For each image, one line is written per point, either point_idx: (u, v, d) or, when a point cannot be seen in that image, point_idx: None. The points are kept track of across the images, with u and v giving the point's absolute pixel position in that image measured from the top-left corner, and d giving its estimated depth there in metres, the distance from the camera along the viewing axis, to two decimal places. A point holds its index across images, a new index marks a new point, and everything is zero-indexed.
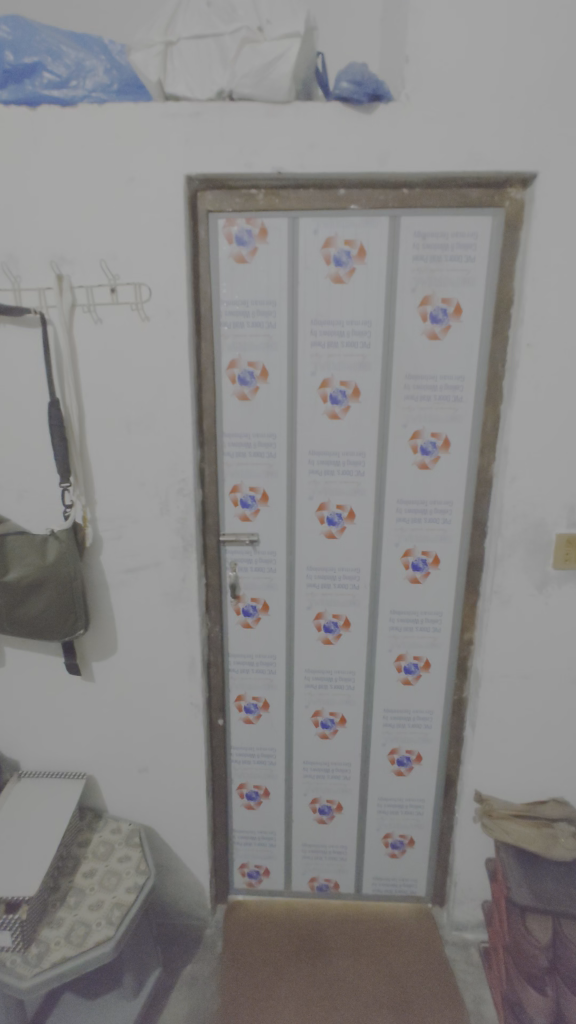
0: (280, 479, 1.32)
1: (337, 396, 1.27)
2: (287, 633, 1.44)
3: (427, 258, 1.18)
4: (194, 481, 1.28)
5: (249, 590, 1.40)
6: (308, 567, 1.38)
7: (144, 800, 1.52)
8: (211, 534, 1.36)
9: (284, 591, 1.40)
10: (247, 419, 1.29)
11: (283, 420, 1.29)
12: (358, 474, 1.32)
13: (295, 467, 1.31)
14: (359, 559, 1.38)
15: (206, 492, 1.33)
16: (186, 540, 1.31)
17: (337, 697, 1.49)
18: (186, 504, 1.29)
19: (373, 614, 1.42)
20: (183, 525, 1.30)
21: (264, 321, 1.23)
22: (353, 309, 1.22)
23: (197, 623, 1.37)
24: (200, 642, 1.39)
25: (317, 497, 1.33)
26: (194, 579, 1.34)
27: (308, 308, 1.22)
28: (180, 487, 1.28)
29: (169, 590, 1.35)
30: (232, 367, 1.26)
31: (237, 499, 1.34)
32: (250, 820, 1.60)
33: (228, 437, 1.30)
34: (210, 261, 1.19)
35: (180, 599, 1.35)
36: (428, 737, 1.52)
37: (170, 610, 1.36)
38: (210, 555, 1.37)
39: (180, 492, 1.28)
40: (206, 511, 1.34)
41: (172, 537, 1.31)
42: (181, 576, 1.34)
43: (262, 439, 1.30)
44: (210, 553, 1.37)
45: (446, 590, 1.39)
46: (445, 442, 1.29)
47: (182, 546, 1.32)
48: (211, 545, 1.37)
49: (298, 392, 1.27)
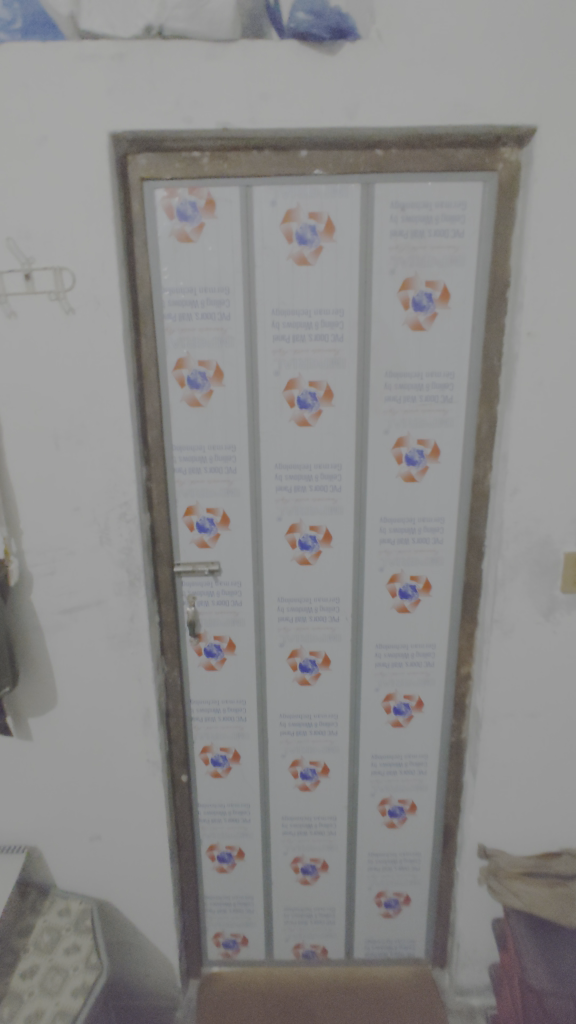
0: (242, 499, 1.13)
1: (307, 400, 1.07)
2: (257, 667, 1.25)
3: (407, 234, 0.99)
4: (139, 504, 1.08)
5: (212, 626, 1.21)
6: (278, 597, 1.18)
7: (98, 869, 1.32)
8: (163, 564, 1.16)
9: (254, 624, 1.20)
10: (201, 428, 1.09)
11: (243, 429, 1.09)
12: (333, 490, 1.13)
13: (260, 484, 1.12)
14: (338, 588, 1.19)
15: (155, 516, 1.13)
16: (133, 573, 1.11)
17: (318, 745, 1.29)
18: (131, 531, 1.08)
19: (356, 650, 1.23)
20: (128, 556, 1.10)
21: (215, 313, 1.03)
22: (321, 295, 1.02)
23: (150, 669, 1.17)
24: (155, 690, 1.19)
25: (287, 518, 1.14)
26: (145, 619, 1.13)
27: (267, 296, 1.02)
28: (123, 512, 1.07)
29: (115, 633, 1.14)
30: (180, 367, 1.06)
31: (193, 522, 1.14)
32: (223, 884, 1.40)
33: (179, 451, 1.10)
34: (148, 241, 0.99)
35: (129, 642, 1.15)
36: (423, 784, 1.33)
37: (117, 655, 1.16)
38: (163, 589, 1.17)
39: (123, 518, 1.08)
40: (156, 538, 1.14)
41: (117, 571, 1.11)
42: (129, 616, 1.13)
43: (219, 452, 1.10)
44: (162, 587, 1.17)
45: (439, 619, 1.21)
46: (434, 450, 1.11)
47: (128, 580, 1.11)
48: (163, 577, 1.16)
49: (260, 396, 1.07)
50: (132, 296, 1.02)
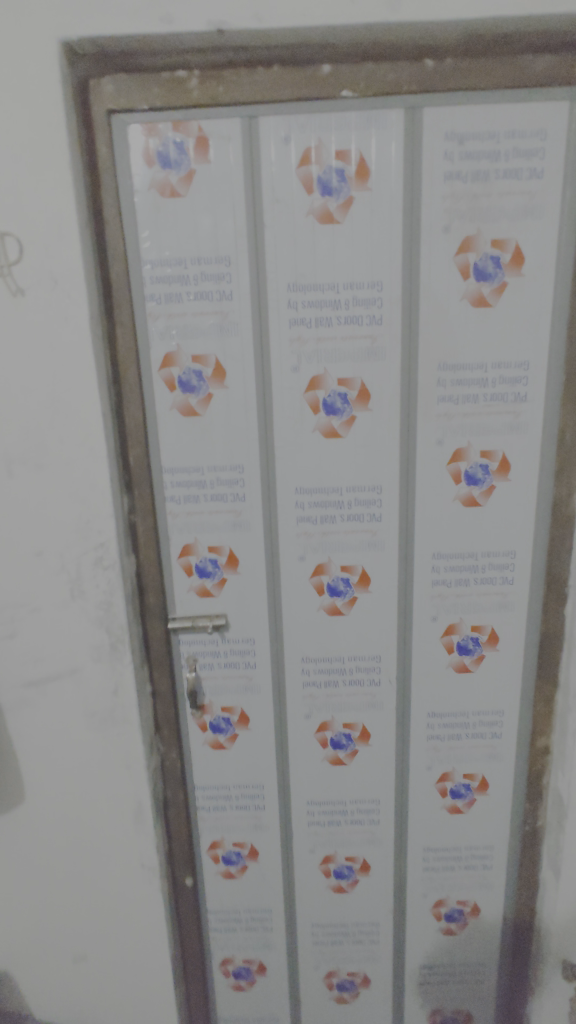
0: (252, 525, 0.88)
1: (335, 403, 0.82)
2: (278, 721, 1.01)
3: (467, 176, 0.74)
4: (119, 545, 0.83)
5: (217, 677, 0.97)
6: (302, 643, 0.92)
7: (85, 997, 1.05)
8: (154, 619, 0.90)
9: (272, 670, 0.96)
10: (197, 444, 0.84)
11: (253, 443, 0.83)
12: (371, 520, 0.87)
13: (276, 514, 0.86)
14: (379, 644, 0.92)
15: (142, 559, 0.87)
16: (114, 636, 0.85)
17: (355, 837, 1.03)
18: (110, 581, 0.83)
19: (403, 719, 0.97)
20: (107, 613, 0.84)
21: (212, 293, 0.78)
22: (352, 264, 0.77)
23: (141, 754, 0.91)
24: (148, 780, 0.93)
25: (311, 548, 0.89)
26: (132, 692, 0.87)
27: (279, 268, 0.77)
28: (99, 556, 0.82)
29: (94, 711, 0.88)
30: (167, 367, 0.81)
31: (191, 566, 0.88)
32: (241, 1005, 1.13)
33: (170, 475, 0.85)
34: (120, 198, 0.75)
35: (112, 722, 0.89)
36: (488, 882, 1.06)
37: (98, 740, 0.90)
38: (155, 650, 0.91)
39: (99, 564, 0.82)
40: (144, 587, 0.88)
41: (94, 633, 0.85)
42: (112, 690, 0.87)
43: (223, 475, 0.85)
44: (154, 649, 0.91)
45: (509, 679, 0.94)
46: (503, 466, 0.85)
47: (108, 645, 0.85)
48: (155, 637, 0.91)
49: (273, 400, 0.82)
50: (102, 273, 0.77)
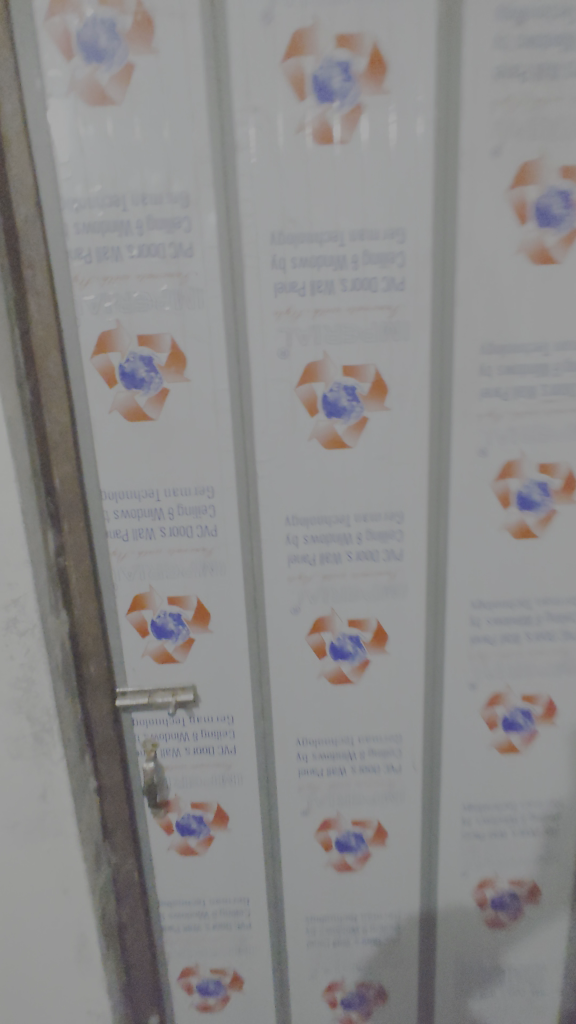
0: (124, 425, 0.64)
1: (339, 401, 0.59)
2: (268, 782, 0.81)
3: (526, 74, 0.52)
4: (42, 603, 0.59)
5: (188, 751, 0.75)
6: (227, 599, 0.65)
7: None
8: (96, 695, 0.67)
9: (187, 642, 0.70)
10: (150, 458, 0.60)
11: (226, 458, 0.60)
12: (390, 559, 0.64)
13: (260, 552, 0.63)
14: (399, 721, 0.70)
15: (77, 618, 0.64)
16: (39, 726, 0.61)
17: (368, 958, 0.80)
18: (29, 653, 0.59)
19: (430, 813, 0.74)
20: (27, 696, 0.60)
21: (164, 247, 0.55)
22: (362, 204, 0.54)
23: (83, 876, 0.67)
24: (93, 910, 0.69)
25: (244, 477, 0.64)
26: (66, 797, 0.64)
27: (259, 209, 0.54)
28: (10, 621, 0.58)
29: (15, 826, 0.64)
30: (104, 354, 0.58)
31: (146, 623, 0.65)
32: None
33: (114, 502, 0.62)
34: (26, 107, 0.52)
35: (41, 839, 0.65)
36: (536, 1008, 0.83)
37: (22, 863, 0.66)
38: (101, 734, 0.68)
39: (11, 630, 0.58)
40: (81, 653, 0.65)
41: (8, 724, 0.61)
42: (38, 797, 0.64)
43: (186, 501, 0.62)
44: (98, 734, 0.68)
45: (569, 761, 0.72)
46: (568, 485, 0.62)
47: (32, 739, 0.61)
48: (98, 717, 0.67)
49: (253, 398, 0.59)
50: (3, 215, 0.53)
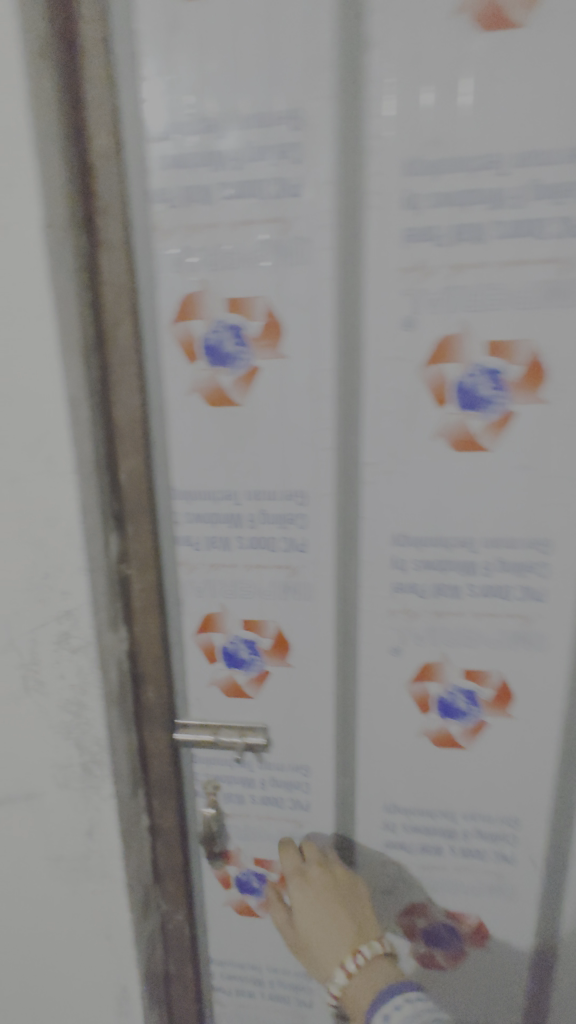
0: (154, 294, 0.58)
1: (478, 388, 0.44)
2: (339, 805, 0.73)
3: None
4: (97, 617, 0.50)
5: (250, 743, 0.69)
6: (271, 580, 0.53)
7: None
8: (154, 727, 0.57)
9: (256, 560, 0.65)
10: (230, 453, 0.50)
11: (324, 455, 0.48)
12: (528, 599, 0.49)
13: (357, 575, 0.51)
14: (519, 801, 0.55)
15: (137, 635, 0.55)
16: (88, 755, 0.53)
17: None
18: (81, 675, 0.51)
19: (550, 921, 0.58)
20: (77, 722, 0.52)
21: (265, 185, 0.43)
22: (535, 116, 0.39)
23: (127, 930, 0.58)
24: (136, 969, 0.60)
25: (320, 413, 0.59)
26: (113, 841, 0.55)
27: (392, 128, 0.41)
28: (63, 634, 0.50)
29: (59, 860, 0.57)
30: (185, 323, 0.47)
31: (215, 648, 0.55)
32: None
33: (186, 502, 0.52)
34: (109, 12, 0.42)
35: (85, 880, 0.57)
36: None
37: (63, 902, 0.58)
38: (156, 771, 0.59)
39: (62, 645, 0.50)
40: (139, 677, 0.56)
41: (55, 748, 0.53)
42: (81, 836, 0.56)
43: (271, 507, 0.50)
44: (154, 768, 0.59)
45: None
46: None
47: (80, 769, 0.53)
48: (153, 751, 0.58)
49: (364, 380, 0.46)
50: (77, 151, 0.44)
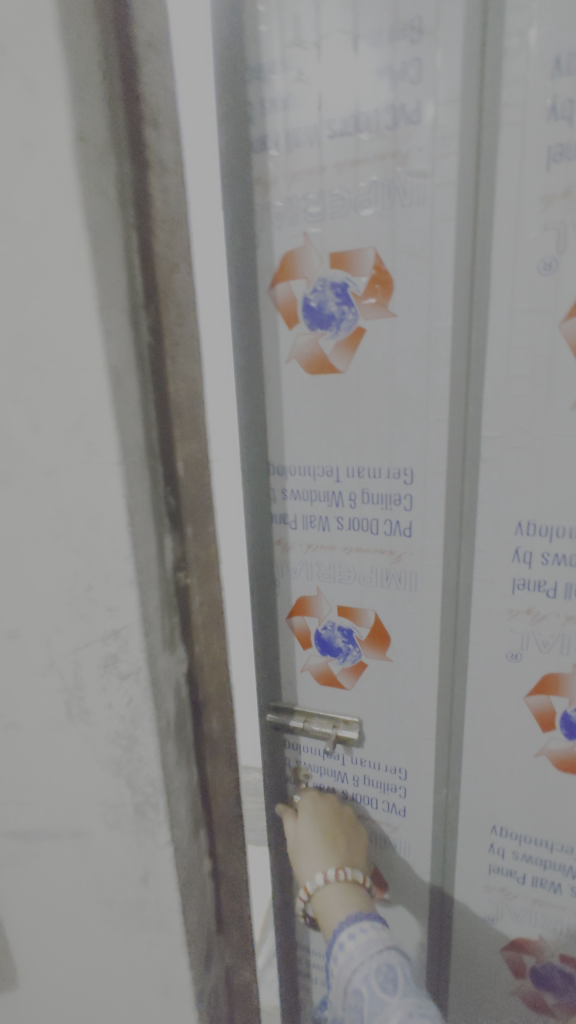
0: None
1: None
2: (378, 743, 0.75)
3: None
4: (151, 638, 0.38)
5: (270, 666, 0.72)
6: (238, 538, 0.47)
7: None
8: (214, 756, 0.47)
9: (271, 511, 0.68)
10: (325, 420, 0.42)
11: (437, 428, 0.40)
12: None
13: (470, 569, 0.43)
14: None
15: (198, 656, 0.44)
16: (142, 803, 0.42)
17: None
18: (132, 707, 0.39)
19: None
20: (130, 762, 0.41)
21: (376, 111, 0.36)
22: None
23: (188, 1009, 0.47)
24: None
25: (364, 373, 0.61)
26: (171, 905, 0.44)
27: (540, 30, 0.33)
28: (110, 661, 0.38)
29: (108, 909, 0.46)
30: (280, 275, 0.41)
31: (310, 637, 0.49)
32: None
33: (281, 479, 0.45)
34: None
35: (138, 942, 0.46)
36: None
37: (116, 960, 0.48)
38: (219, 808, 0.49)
39: (109, 670, 0.38)
40: (200, 703, 0.46)
41: (103, 785, 0.42)
42: (134, 899, 0.45)
43: (375, 486, 0.43)
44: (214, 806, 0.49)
45: None
46: None
47: (132, 814, 0.42)
48: (217, 785, 0.48)
49: (490, 336, 0.38)
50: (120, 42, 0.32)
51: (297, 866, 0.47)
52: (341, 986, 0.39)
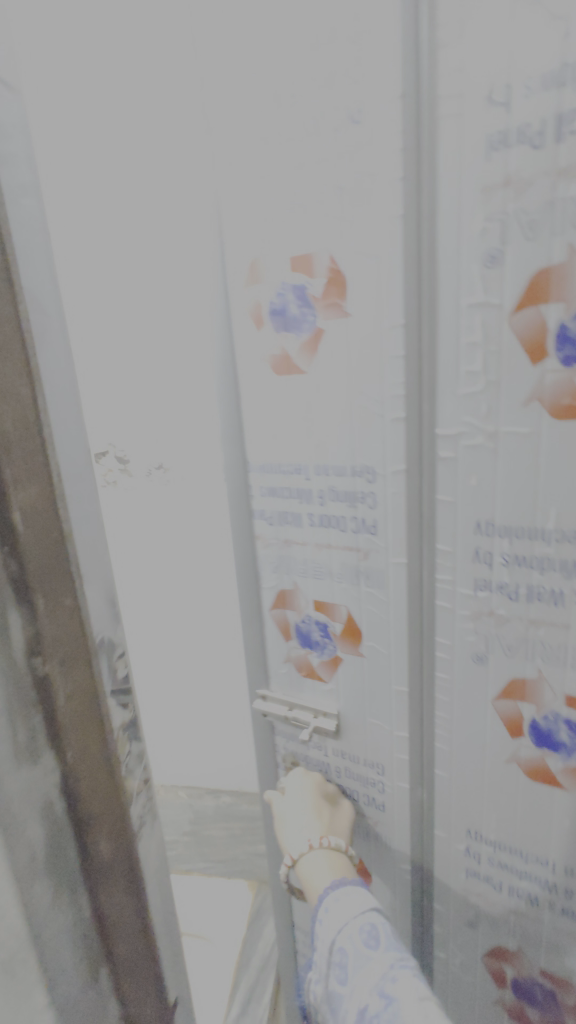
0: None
1: None
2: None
3: None
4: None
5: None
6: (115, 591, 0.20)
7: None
8: (120, 895, 0.20)
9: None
10: (296, 433, 0.47)
11: (393, 427, 0.42)
12: None
13: (431, 565, 0.44)
14: None
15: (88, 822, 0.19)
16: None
17: None
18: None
19: None
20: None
21: (325, 120, 0.38)
22: None
23: None
24: None
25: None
26: None
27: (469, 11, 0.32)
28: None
29: None
30: (249, 288, 0.45)
31: (290, 627, 0.54)
32: None
33: (264, 478, 0.51)
34: None
35: None
36: None
37: None
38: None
39: None
40: (73, 820, 0.19)
41: None
42: None
43: (340, 483, 0.46)
44: (172, 939, 0.23)
45: None
46: None
47: None
48: (121, 947, 0.21)
49: (439, 337, 0.38)
50: None
51: (279, 834, 0.47)
52: (326, 949, 0.33)
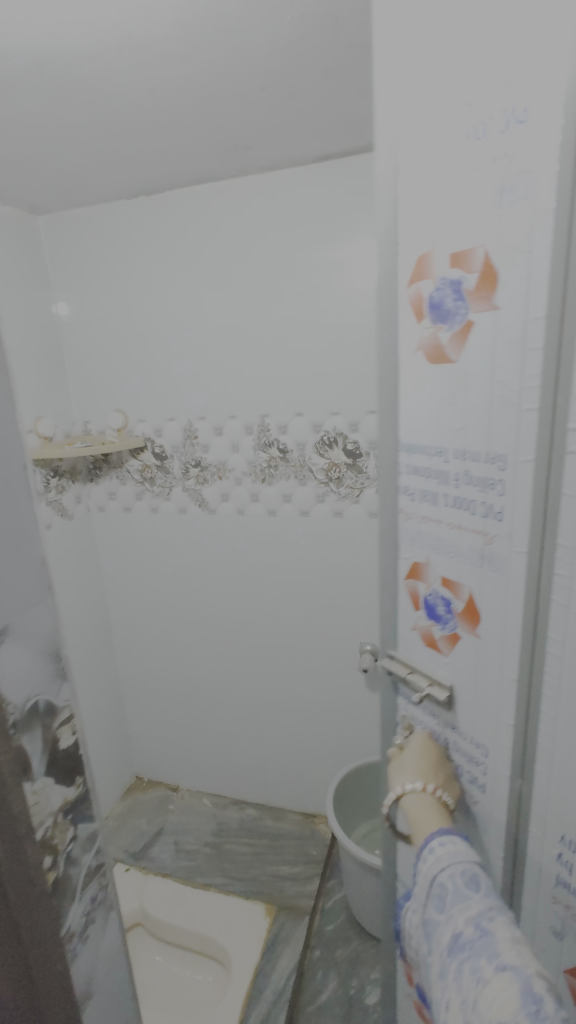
0: (393, 231, 0.84)
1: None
2: (536, 690, 0.80)
3: None
4: None
5: (459, 578, 0.88)
6: (52, 643, 0.44)
7: None
8: None
9: (472, 477, 0.82)
10: (511, 425, 0.74)
11: (533, 445, 0.71)
12: None
13: (557, 543, 0.72)
14: None
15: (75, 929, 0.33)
16: None
17: None
18: None
19: None
20: None
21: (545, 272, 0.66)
22: None
23: None
24: None
25: (571, 381, 0.67)
26: None
27: None
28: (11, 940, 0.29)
29: None
30: (424, 316, 0.83)
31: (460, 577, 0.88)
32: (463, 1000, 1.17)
33: (445, 461, 0.85)
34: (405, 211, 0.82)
35: None
36: None
37: None
38: None
39: None
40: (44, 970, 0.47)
41: None
42: None
43: (490, 461, 0.78)
44: None
45: None
46: None
47: None
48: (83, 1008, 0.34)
49: (565, 393, 0.67)
50: None
51: None
52: None
